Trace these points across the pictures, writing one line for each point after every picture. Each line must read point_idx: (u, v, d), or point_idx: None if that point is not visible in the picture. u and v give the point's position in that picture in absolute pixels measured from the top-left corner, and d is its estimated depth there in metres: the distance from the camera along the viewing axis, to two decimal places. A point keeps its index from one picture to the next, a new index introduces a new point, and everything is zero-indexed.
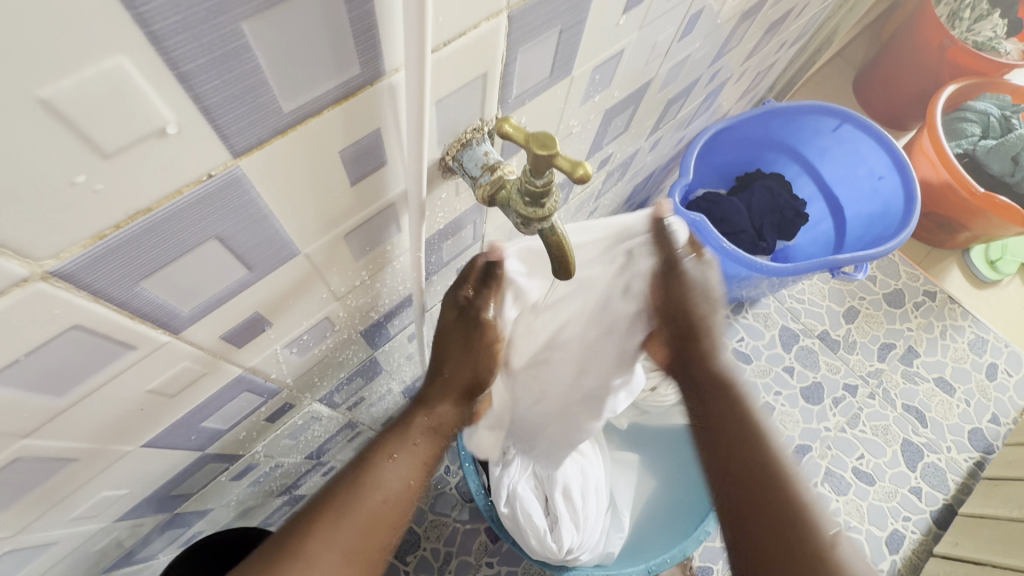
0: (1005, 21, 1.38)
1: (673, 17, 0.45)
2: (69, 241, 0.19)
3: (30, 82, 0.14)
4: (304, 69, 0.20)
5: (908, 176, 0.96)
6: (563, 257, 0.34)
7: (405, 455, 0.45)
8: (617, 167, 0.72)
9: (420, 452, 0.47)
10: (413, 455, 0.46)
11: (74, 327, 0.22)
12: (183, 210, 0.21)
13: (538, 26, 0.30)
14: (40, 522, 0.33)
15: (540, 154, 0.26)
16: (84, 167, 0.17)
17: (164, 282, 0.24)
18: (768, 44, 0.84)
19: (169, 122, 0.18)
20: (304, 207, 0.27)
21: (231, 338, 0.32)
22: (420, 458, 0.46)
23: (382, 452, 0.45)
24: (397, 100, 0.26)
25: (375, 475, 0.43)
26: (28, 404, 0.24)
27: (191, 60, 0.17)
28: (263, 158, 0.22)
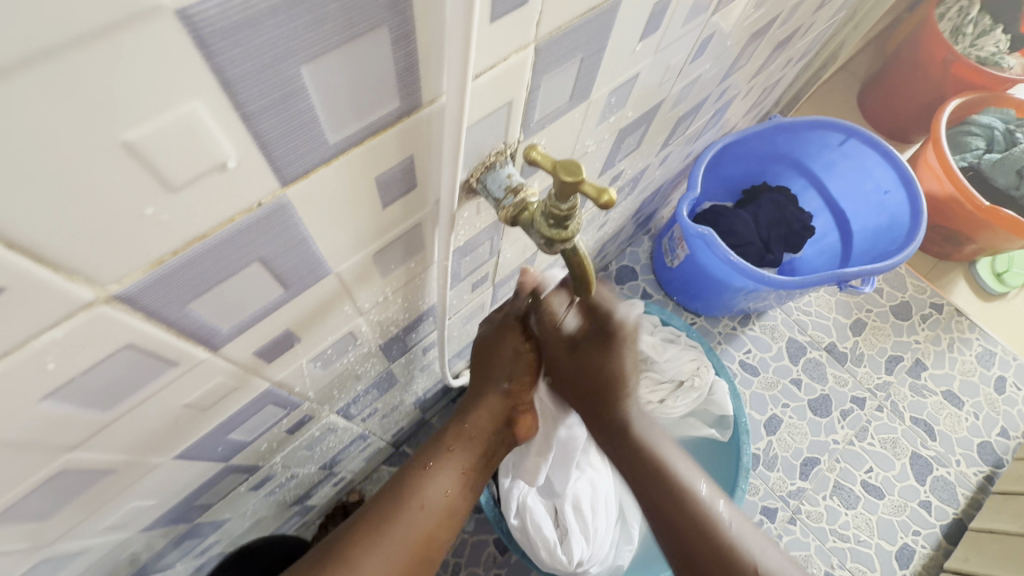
0: (1007, 37, 1.40)
1: (687, 41, 0.47)
2: (132, 267, 0.20)
3: (116, 127, 0.15)
4: (351, 105, 0.21)
5: (914, 191, 0.97)
6: (584, 276, 0.35)
7: (441, 463, 0.53)
8: (628, 182, 0.74)
9: (456, 458, 0.54)
10: (450, 462, 0.53)
11: (127, 346, 0.23)
12: (233, 235, 0.22)
13: (561, 56, 0.31)
14: (75, 533, 0.33)
15: (567, 181, 0.28)
16: (152, 201, 0.18)
17: (211, 301, 0.25)
18: (775, 62, 0.86)
19: (230, 158, 0.19)
20: (339, 228, 0.28)
21: (263, 353, 0.33)
22: (456, 464, 0.54)
23: (418, 463, 0.53)
24: (431, 130, 0.27)
25: (412, 484, 0.51)
26: (78, 419, 0.25)
27: (254, 102, 0.18)
28: (307, 186, 0.23)
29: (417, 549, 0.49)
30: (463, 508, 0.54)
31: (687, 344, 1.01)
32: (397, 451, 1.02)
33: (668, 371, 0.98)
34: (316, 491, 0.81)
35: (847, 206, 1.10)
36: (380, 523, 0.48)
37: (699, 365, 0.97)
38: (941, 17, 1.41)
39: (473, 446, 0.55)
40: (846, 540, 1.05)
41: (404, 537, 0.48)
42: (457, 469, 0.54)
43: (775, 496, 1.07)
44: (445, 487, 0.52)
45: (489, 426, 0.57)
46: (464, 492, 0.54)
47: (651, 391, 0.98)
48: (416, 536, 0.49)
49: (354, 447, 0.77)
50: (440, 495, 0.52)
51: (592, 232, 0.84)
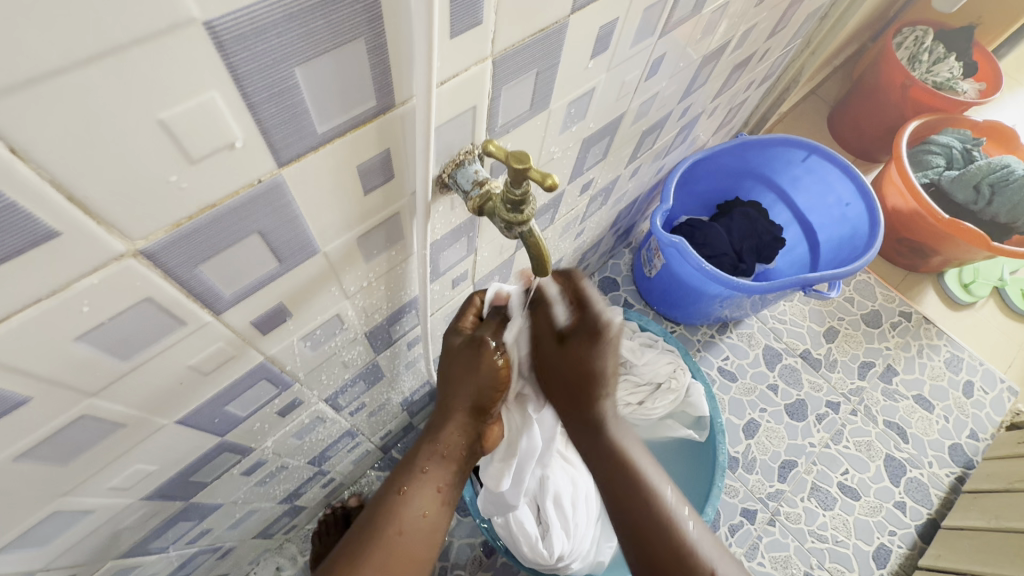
0: (960, 63, 1.50)
1: (638, 62, 0.53)
2: (156, 226, 0.25)
3: (154, 109, 0.21)
4: (335, 102, 0.27)
5: (871, 203, 1.04)
6: (542, 257, 0.40)
7: (416, 486, 0.56)
8: (600, 192, 0.80)
9: (429, 477, 0.57)
10: (424, 484, 0.56)
11: (146, 300, 0.28)
12: (240, 205, 0.27)
13: (517, 70, 0.37)
14: (86, 485, 0.37)
15: (517, 168, 0.33)
16: (175, 170, 0.23)
17: (216, 266, 0.30)
18: (737, 83, 0.93)
19: (237, 138, 0.24)
20: (326, 210, 0.33)
21: (258, 324, 0.37)
22: (430, 485, 0.56)
23: (393, 489, 0.56)
24: (404, 127, 0.33)
25: (389, 510, 0.53)
26: (101, 364, 0.29)
27: (258, 95, 0.23)
28: (299, 168, 0.29)
29: (401, 570, 0.52)
30: (442, 524, 0.57)
31: (664, 348, 1.06)
32: (385, 455, 1.04)
33: (646, 373, 1.02)
34: (305, 489, 0.83)
35: (813, 218, 1.17)
36: (359, 551, 0.51)
37: (675, 368, 1.02)
38: (898, 46, 1.51)
39: (446, 465, 0.58)
40: (824, 541, 1.08)
41: (383, 560, 0.51)
42: (433, 488, 0.57)
43: (754, 498, 1.10)
44: (423, 507, 0.55)
45: (461, 444, 0.59)
46: (441, 509, 0.57)
47: (629, 393, 1.03)
48: (396, 558, 0.52)
49: (343, 444, 0.80)
50: (418, 515, 0.54)
51: (570, 239, 0.89)
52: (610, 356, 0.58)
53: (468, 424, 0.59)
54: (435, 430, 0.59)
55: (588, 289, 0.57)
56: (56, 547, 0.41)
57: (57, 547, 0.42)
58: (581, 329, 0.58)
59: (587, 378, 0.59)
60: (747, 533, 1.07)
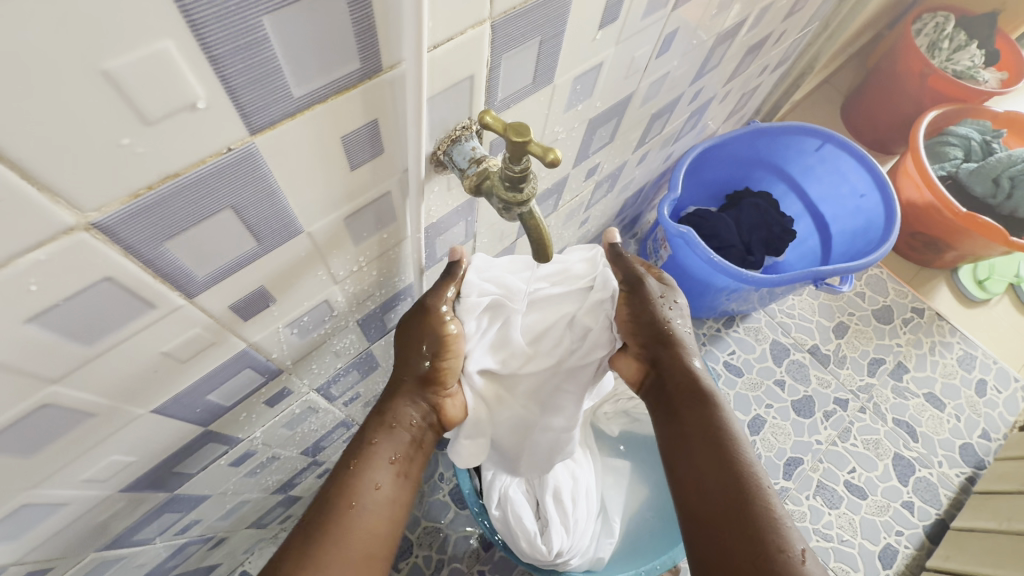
0: (982, 52, 1.45)
1: (649, 36, 0.50)
2: (111, 196, 0.22)
3: (96, 58, 0.18)
4: (312, 61, 0.24)
5: (888, 194, 1.00)
6: (542, 241, 0.37)
7: (366, 457, 0.51)
8: (606, 178, 0.77)
9: (381, 447, 0.53)
10: (374, 456, 0.52)
11: (106, 279, 0.25)
12: (208, 176, 0.25)
13: (518, 37, 0.34)
14: (55, 477, 0.35)
15: (516, 141, 0.30)
16: (129, 131, 0.21)
17: (186, 244, 0.27)
18: (750, 67, 0.89)
19: (199, 98, 0.21)
20: (308, 186, 0.31)
21: (239, 309, 0.35)
22: (382, 455, 0.52)
23: (343, 464, 0.51)
24: (394, 95, 0.30)
25: (338, 485, 0.49)
26: (60, 349, 0.27)
27: (220, 47, 0.21)
28: (275, 137, 0.26)
29: (358, 548, 0.47)
30: (402, 498, 0.52)
31: None
32: None
33: None
34: (299, 480, 0.82)
35: (826, 210, 1.13)
36: (308, 529, 0.46)
37: None
38: (917, 33, 1.46)
39: (398, 434, 0.54)
40: (829, 540, 1.05)
41: (337, 537, 0.46)
42: (385, 460, 0.52)
43: None
44: (375, 480, 0.50)
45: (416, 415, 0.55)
46: (398, 482, 0.52)
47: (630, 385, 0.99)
48: (351, 534, 0.47)
49: (338, 434, 0.78)
50: (371, 485, 0.50)
51: (574, 228, 0.86)
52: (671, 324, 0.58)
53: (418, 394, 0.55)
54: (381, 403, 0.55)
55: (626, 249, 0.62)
56: (29, 540, 0.40)
57: (30, 539, 0.40)
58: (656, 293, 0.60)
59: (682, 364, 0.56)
60: None
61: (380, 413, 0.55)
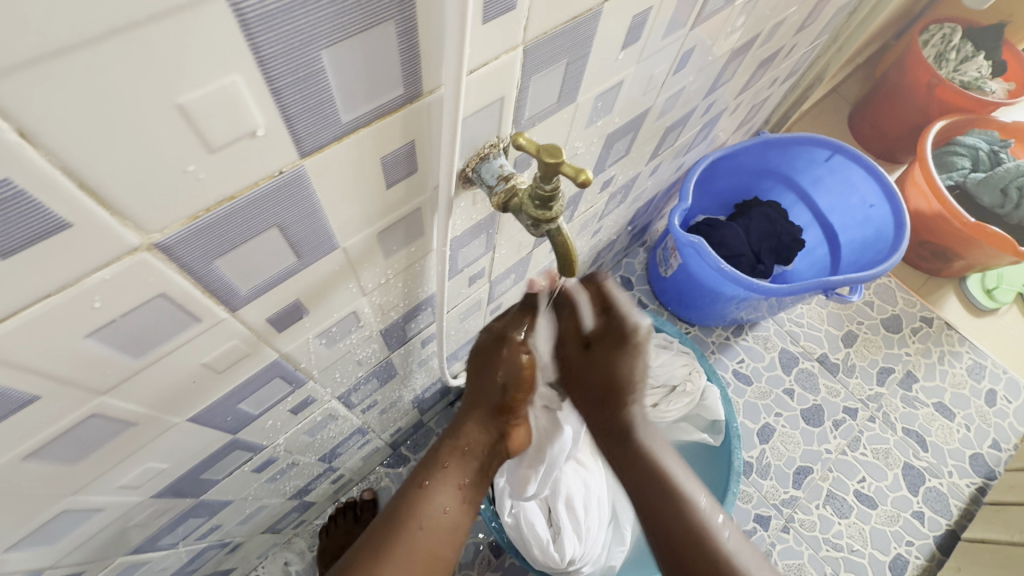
0: (989, 62, 1.46)
1: (668, 54, 0.51)
2: (172, 219, 0.23)
3: (172, 93, 0.19)
4: (361, 89, 0.25)
5: (897, 205, 1.01)
6: (568, 256, 0.38)
7: (437, 480, 0.55)
8: (620, 189, 0.78)
9: (452, 473, 0.56)
10: (445, 478, 0.55)
11: (161, 296, 0.26)
12: (260, 198, 0.26)
13: (547, 59, 0.36)
14: (95, 484, 0.36)
15: (549, 162, 0.31)
16: (193, 158, 0.22)
17: (234, 261, 0.28)
18: (761, 79, 0.90)
19: (259, 126, 0.23)
20: (346, 205, 0.32)
21: (275, 321, 0.36)
22: (453, 480, 0.56)
23: (415, 483, 0.55)
24: (431, 117, 0.31)
25: (409, 506, 0.53)
26: (113, 361, 0.28)
27: (281, 80, 0.22)
28: (322, 160, 0.27)
29: (421, 568, 0.50)
30: (463, 523, 0.55)
31: (680, 350, 1.03)
32: (395, 452, 1.03)
33: (661, 376, 1.00)
34: (314, 485, 0.83)
35: (835, 220, 1.14)
36: (381, 541, 0.50)
37: (691, 370, 1.00)
38: (925, 44, 1.47)
39: (468, 461, 0.58)
40: (839, 550, 1.05)
41: (404, 554, 0.50)
42: (454, 485, 0.56)
43: (768, 504, 1.08)
44: (444, 503, 0.54)
45: (483, 442, 0.59)
46: (463, 507, 0.56)
47: (643, 395, 1.01)
48: (419, 553, 0.50)
49: (353, 441, 0.79)
50: (439, 509, 0.53)
51: (586, 238, 0.87)
52: (637, 360, 0.60)
53: (491, 423, 0.60)
54: (456, 427, 0.59)
55: (613, 292, 0.57)
56: (65, 545, 0.41)
57: (65, 544, 0.41)
58: (610, 331, 0.59)
59: (615, 384, 0.61)
60: (761, 540, 1.05)
61: (453, 437, 0.59)
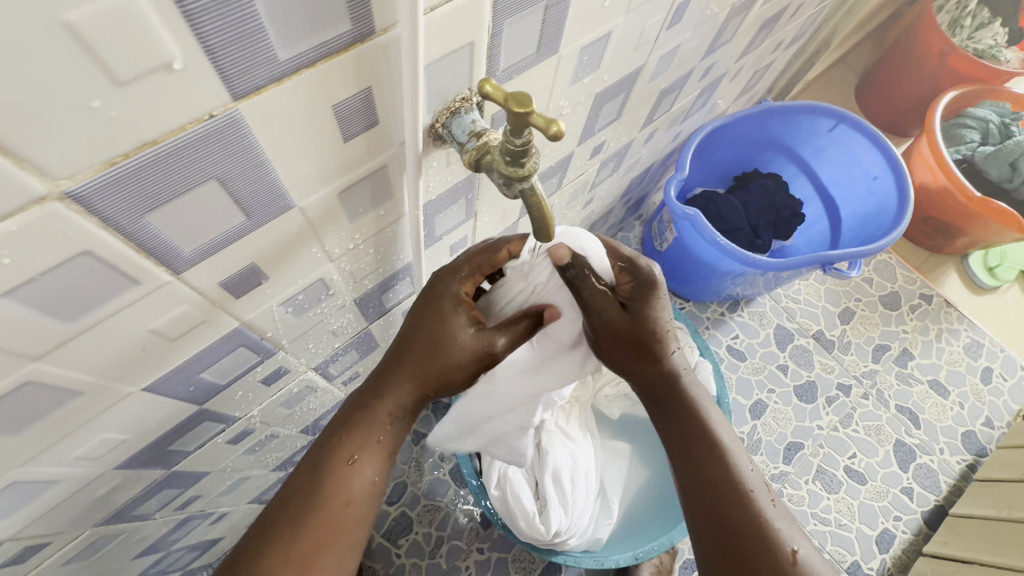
0: (1005, 30, 1.39)
1: (660, 5, 0.47)
2: (83, 164, 0.21)
3: (56, 8, 0.17)
4: (300, 19, 0.22)
5: (901, 177, 0.98)
6: (544, 219, 0.35)
7: (366, 449, 0.46)
8: (612, 156, 0.75)
9: (387, 441, 0.47)
10: (375, 445, 0.46)
11: (85, 253, 0.24)
12: (190, 144, 0.23)
13: (522, 1, 0.32)
14: (46, 454, 0.35)
15: (518, 112, 0.29)
16: (99, 93, 0.19)
17: (169, 217, 0.26)
18: (764, 43, 0.86)
19: (175, 58, 0.20)
20: (298, 158, 0.29)
21: (229, 286, 0.34)
22: (384, 446, 0.47)
23: (341, 458, 0.45)
24: (390, 59, 0.28)
25: (334, 482, 0.44)
26: (41, 325, 0.26)
27: (195, 0, 0.19)
28: (261, 104, 0.24)
29: (343, 547, 0.44)
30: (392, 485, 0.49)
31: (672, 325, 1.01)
32: None
33: None
34: (300, 457, 0.82)
35: (836, 193, 1.11)
36: (300, 526, 0.42)
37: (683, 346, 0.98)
38: (939, 10, 1.40)
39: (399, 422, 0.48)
40: (826, 524, 1.06)
41: (331, 536, 0.43)
42: (383, 449, 0.47)
43: None
44: (374, 473, 0.46)
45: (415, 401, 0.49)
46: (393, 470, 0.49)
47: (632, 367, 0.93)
48: (343, 532, 0.44)
49: (337, 413, 0.77)
50: (369, 482, 0.46)
51: (578, 208, 0.84)
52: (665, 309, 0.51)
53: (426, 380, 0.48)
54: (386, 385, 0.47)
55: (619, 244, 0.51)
56: (25, 515, 0.39)
57: (26, 515, 0.40)
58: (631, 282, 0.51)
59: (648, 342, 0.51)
60: None
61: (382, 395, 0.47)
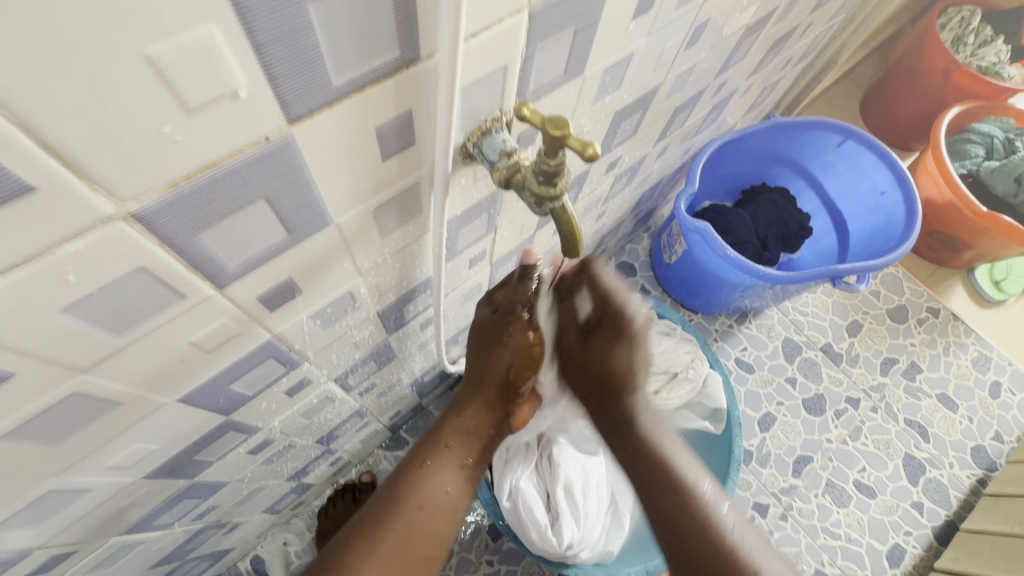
0: (1008, 47, 1.41)
1: (680, 27, 0.49)
2: (148, 186, 0.22)
3: (140, 41, 0.18)
4: (354, 47, 0.23)
5: (909, 192, 0.99)
6: (574, 237, 0.36)
7: (438, 460, 0.53)
8: (626, 171, 0.76)
9: (456, 454, 0.55)
10: (446, 458, 0.54)
11: (139, 269, 0.25)
12: (246, 166, 0.24)
13: (554, 25, 0.33)
14: (81, 464, 0.35)
15: (555, 134, 0.30)
16: (169, 120, 0.20)
17: (219, 235, 0.27)
18: (773, 60, 0.88)
19: (240, 86, 0.21)
20: (339, 176, 0.30)
21: (265, 300, 0.35)
22: (454, 459, 0.54)
23: (415, 463, 0.52)
24: (429, 83, 0.29)
25: (409, 485, 0.50)
26: (91, 338, 0.27)
27: (261, 33, 0.20)
28: (312, 127, 0.25)
29: (417, 545, 0.48)
30: (462, 503, 0.53)
31: (682, 337, 1.01)
32: (394, 435, 1.02)
33: (663, 362, 0.98)
34: (312, 468, 0.82)
35: (844, 207, 1.12)
36: (383, 519, 0.47)
37: (694, 358, 0.98)
38: (942, 27, 1.43)
39: (469, 442, 0.56)
40: (836, 539, 1.05)
41: (406, 530, 0.47)
42: (456, 465, 0.54)
43: (767, 492, 1.08)
44: (445, 484, 0.52)
45: (484, 424, 0.58)
46: (464, 488, 0.54)
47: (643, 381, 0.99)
48: (417, 532, 0.48)
49: (351, 423, 0.78)
50: (442, 487, 0.52)
51: (591, 221, 0.85)
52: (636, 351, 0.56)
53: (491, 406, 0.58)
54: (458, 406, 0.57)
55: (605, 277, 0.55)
56: (54, 525, 0.40)
57: (54, 525, 0.40)
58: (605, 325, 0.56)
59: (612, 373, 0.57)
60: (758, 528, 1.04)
61: (453, 416, 0.57)
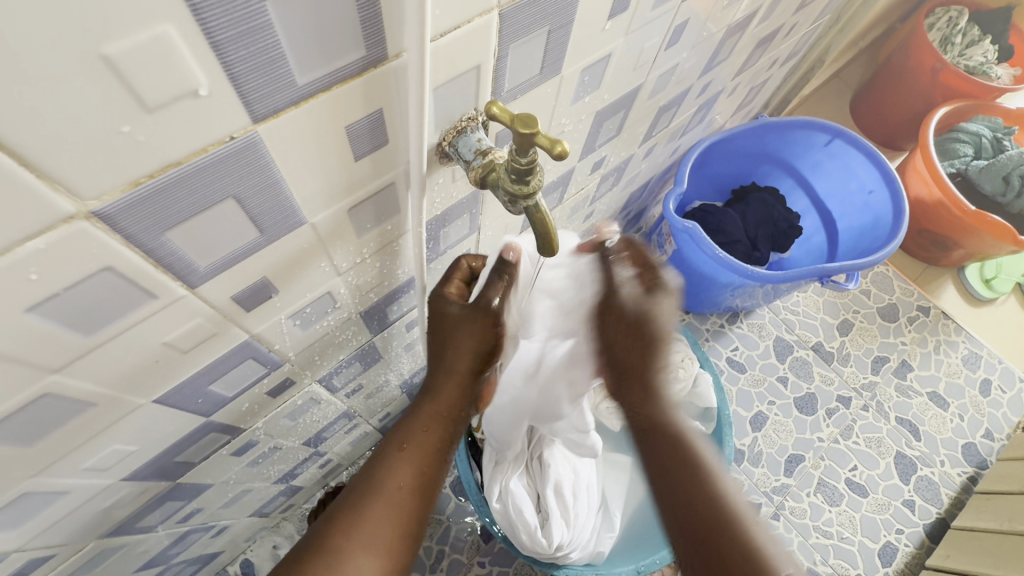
0: (996, 47, 1.42)
1: (659, 27, 0.49)
2: (111, 184, 0.22)
3: (95, 41, 0.18)
4: (318, 47, 0.24)
5: (896, 191, 0.99)
6: (549, 236, 0.36)
7: (416, 442, 0.48)
8: (612, 170, 0.76)
9: (434, 436, 0.49)
10: (423, 440, 0.49)
11: (106, 269, 0.25)
12: (212, 164, 0.24)
13: (527, 25, 0.34)
14: (57, 466, 0.35)
15: (523, 133, 0.30)
16: (129, 118, 0.20)
17: (187, 233, 0.27)
18: (760, 60, 0.88)
19: (201, 85, 0.21)
20: (311, 177, 0.30)
21: (241, 300, 0.35)
22: (431, 441, 0.49)
23: (393, 445, 0.48)
24: (399, 83, 0.29)
25: (384, 470, 0.46)
26: (59, 338, 0.27)
27: (221, 32, 0.20)
28: (278, 126, 0.26)
29: (392, 537, 0.43)
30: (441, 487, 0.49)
31: None
32: (385, 437, 1.02)
33: None
34: (300, 470, 0.82)
35: (833, 207, 1.12)
36: (359, 506, 0.44)
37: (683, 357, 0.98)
38: (930, 28, 1.44)
39: (448, 422, 0.51)
40: (828, 537, 1.05)
41: (382, 524, 0.43)
42: (434, 446, 0.49)
43: (759, 491, 1.08)
44: (422, 466, 0.47)
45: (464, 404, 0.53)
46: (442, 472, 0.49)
47: None
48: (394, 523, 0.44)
49: (339, 425, 0.78)
50: (413, 466, 0.47)
51: (578, 221, 0.85)
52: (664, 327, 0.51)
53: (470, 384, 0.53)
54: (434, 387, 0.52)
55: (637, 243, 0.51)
56: (33, 527, 0.40)
57: (33, 527, 0.40)
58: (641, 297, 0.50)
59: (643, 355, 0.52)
60: None
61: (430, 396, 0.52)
